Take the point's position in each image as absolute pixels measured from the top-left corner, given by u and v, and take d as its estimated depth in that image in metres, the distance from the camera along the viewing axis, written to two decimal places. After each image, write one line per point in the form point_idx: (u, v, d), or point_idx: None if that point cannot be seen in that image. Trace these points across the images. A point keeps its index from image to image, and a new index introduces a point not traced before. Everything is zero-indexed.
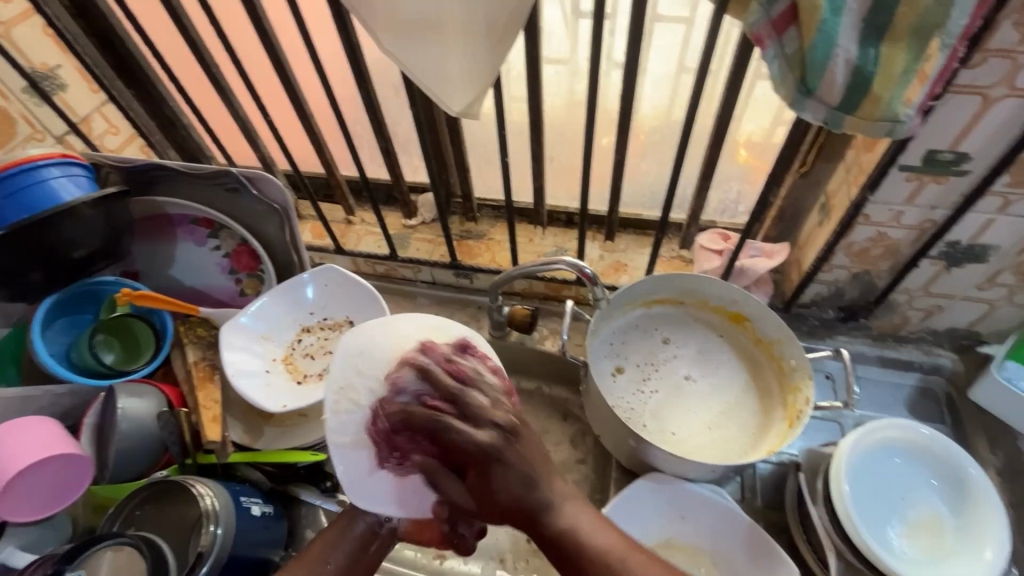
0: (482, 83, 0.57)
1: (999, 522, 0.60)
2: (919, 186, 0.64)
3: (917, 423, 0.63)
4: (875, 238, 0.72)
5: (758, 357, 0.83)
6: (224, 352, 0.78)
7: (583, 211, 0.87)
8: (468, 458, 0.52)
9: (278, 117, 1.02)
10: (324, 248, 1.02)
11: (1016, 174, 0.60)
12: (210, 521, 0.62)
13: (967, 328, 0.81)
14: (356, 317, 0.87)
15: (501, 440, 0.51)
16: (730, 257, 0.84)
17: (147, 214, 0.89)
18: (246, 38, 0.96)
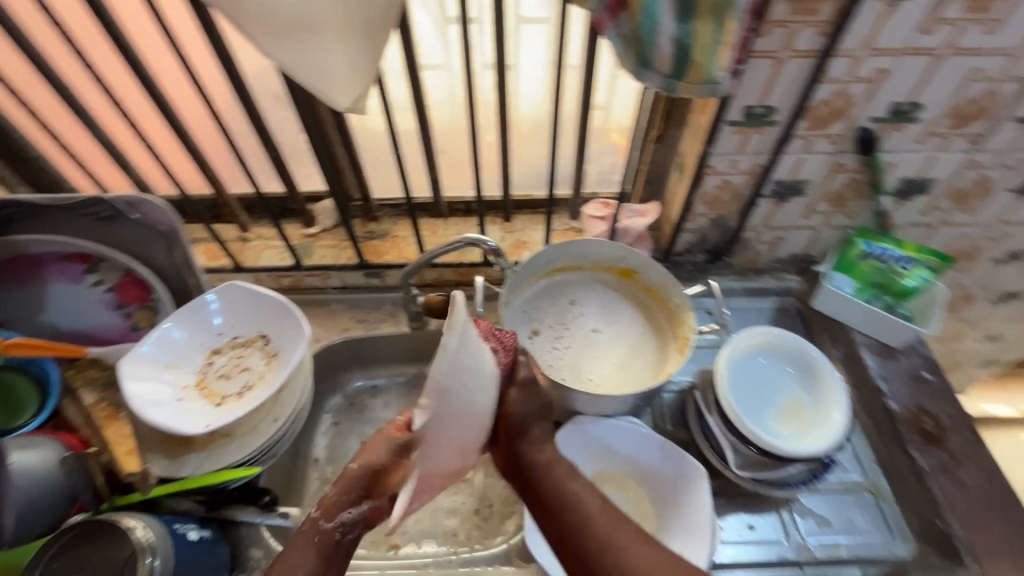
0: (366, 78, 0.61)
1: (843, 391, 0.74)
2: (744, 137, 0.78)
3: (767, 327, 0.76)
4: (721, 185, 0.86)
5: (650, 303, 0.94)
6: (125, 384, 0.74)
7: (480, 197, 0.94)
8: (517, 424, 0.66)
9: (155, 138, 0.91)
10: (222, 268, 0.99)
11: (810, 119, 0.76)
12: (146, 553, 0.59)
13: (803, 252, 0.99)
14: (268, 330, 0.86)
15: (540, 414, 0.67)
16: (612, 220, 0.95)
17: (6, 256, 0.82)
18: (98, 46, 0.81)
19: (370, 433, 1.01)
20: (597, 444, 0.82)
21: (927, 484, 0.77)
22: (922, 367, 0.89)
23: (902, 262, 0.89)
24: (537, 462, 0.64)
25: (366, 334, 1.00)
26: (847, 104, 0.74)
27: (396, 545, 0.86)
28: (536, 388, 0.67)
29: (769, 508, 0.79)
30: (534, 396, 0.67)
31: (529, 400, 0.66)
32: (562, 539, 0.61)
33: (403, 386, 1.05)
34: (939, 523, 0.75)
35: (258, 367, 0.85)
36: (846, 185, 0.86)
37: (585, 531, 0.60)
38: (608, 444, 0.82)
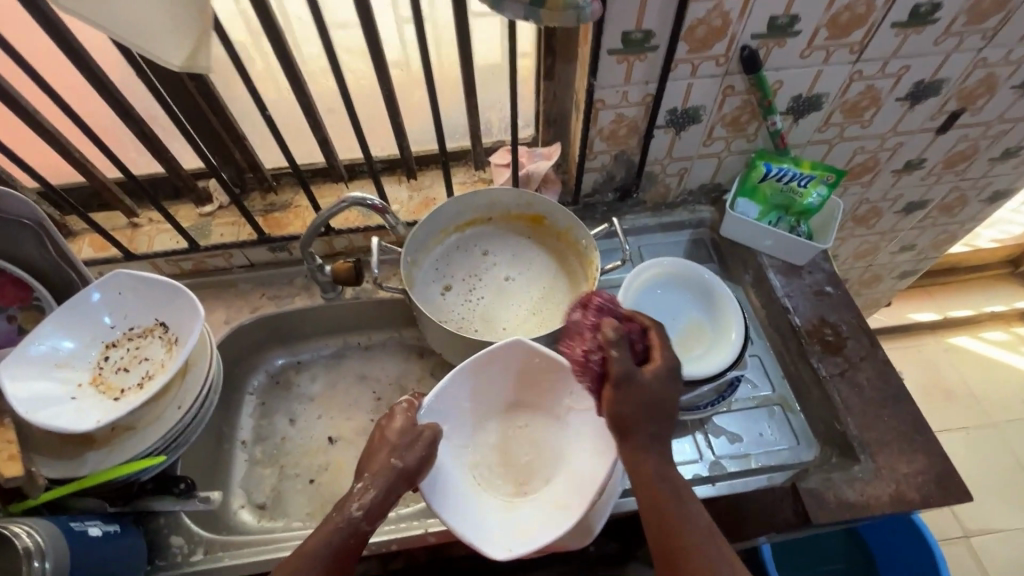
0: (198, 28, 0.56)
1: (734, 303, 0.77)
2: (629, 65, 0.76)
3: (656, 258, 0.77)
4: (617, 119, 0.84)
5: (561, 248, 0.93)
6: (6, 384, 0.70)
7: (371, 158, 0.88)
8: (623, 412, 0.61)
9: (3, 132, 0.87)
10: (111, 259, 0.93)
11: (690, 41, 0.74)
12: (35, 556, 0.55)
13: (711, 181, 1.00)
14: (164, 316, 0.82)
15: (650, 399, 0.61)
16: (515, 168, 0.93)
17: None
18: None
19: (298, 410, 0.99)
20: None
21: (827, 391, 0.80)
22: (825, 282, 0.91)
23: (799, 181, 0.90)
24: (644, 476, 0.61)
25: (280, 310, 0.97)
26: (725, 22, 0.72)
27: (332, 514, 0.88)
28: (636, 377, 0.61)
29: (684, 432, 0.81)
30: (639, 397, 0.61)
31: (634, 403, 0.61)
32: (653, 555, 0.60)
33: (329, 359, 1.04)
34: (838, 426, 0.78)
35: (158, 356, 0.81)
36: (740, 108, 0.86)
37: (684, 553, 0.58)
38: None
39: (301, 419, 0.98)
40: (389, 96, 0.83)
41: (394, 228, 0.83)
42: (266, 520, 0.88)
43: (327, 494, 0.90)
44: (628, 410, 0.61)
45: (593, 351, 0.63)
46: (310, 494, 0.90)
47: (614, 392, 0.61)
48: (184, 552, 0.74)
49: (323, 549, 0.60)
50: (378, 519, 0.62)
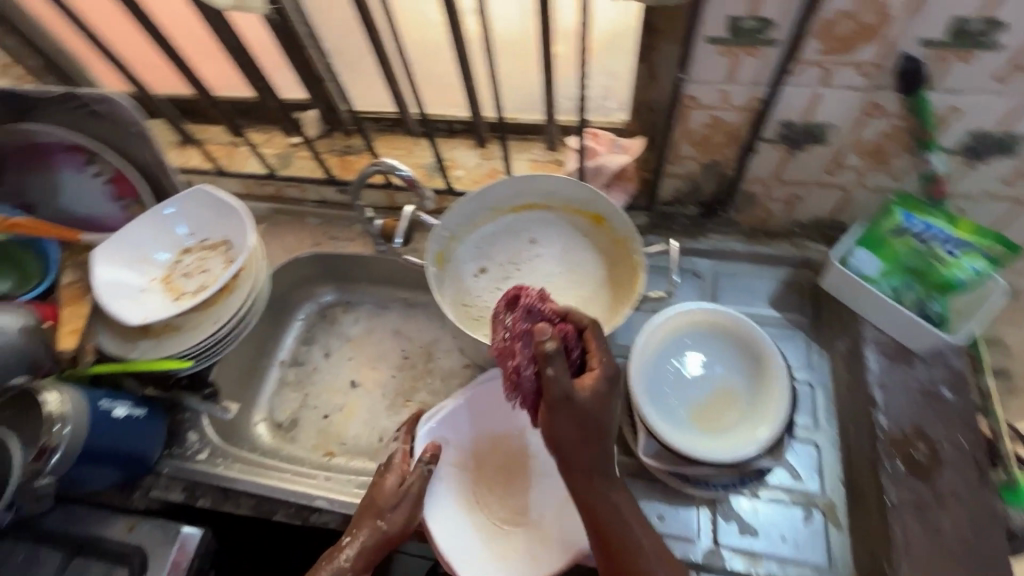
0: None
1: (785, 372, 0.61)
2: (734, 60, 0.60)
3: (690, 302, 0.63)
4: (712, 123, 0.69)
5: (617, 256, 0.82)
6: (95, 267, 0.83)
7: (423, 114, 0.86)
8: (561, 430, 0.57)
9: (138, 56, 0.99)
10: (207, 171, 1.02)
11: (825, 39, 0.56)
12: (58, 420, 0.66)
13: (830, 217, 0.80)
14: (231, 237, 0.89)
15: (592, 415, 0.56)
16: (587, 156, 0.83)
17: (21, 144, 0.92)
18: None
19: (334, 346, 1.04)
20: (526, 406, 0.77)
21: (888, 522, 0.63)
22: (943, 382, 0.70)
23: (947, 245, 0.67)
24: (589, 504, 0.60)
25: (336, 252, 1.01)
26: (881, 19, 0.53)
27: (331, 454, 0.93)
28: (574, 396, 0.55)
29: (689, 503, 0.69)
30: (574, 418, 0.56)
31: (571, 422, 0.56)
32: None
33: (374, 306, 1.07)
34: (885, 567, 0.61)
35: (216, 270, 0.89)
36: (886, 136, 0.65)
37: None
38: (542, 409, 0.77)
39: (334, 356, 1.03)
40: (461, 56, 0.77)
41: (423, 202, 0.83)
42: (279, 439, 0.95)
43: (334, 434, 0.95)
44: (564, 433, 0.57)
45: (525, 362, 0.57)
46: (321, 428, 0.96)
47: (551, 411, 0.55)
48: (194, 449, 0.83)
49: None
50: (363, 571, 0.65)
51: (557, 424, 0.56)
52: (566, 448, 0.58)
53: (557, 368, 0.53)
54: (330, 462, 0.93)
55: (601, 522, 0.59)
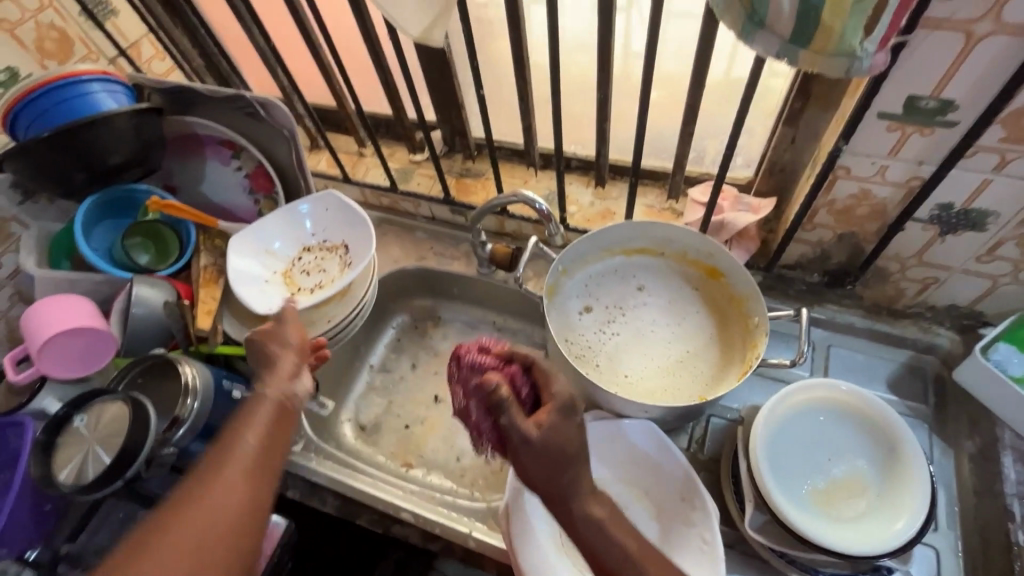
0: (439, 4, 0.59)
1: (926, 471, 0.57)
2: (902, 137, 0.59)
3: (829, 379, 0.60)
4: (859, 195, 0.68)
5: (729, 314, 0.81)
6: (229, 254, 0.88)
7: (558, 151, 0.83)
8: (531, 468, 0.50)
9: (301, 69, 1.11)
10: (333, 178, 1.09)
11: (1009, 128, 0.54)
12: (190, 395, 0.69)
13: (968, 306, 0.76)
14: (349, 241, 0.94)
15: (553, 439, 0.50)
16: (711, 210, 0.82)
17: (178, 133, 1.01)
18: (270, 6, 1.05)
19: (422, 358, 1.06)
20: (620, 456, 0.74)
21: None
22: None
23: None
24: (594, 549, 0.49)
25: (439, 268, 1.04)
26: None
27: (409, 465, 0.95)
28: (530, 431, 0.49)
29: None
30: (535, 453, 0.49)
31: (533, 459, 0.49)
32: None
33: (465, 325, 1.08)
34: None
35: (332, 270, 0.94)
36: None
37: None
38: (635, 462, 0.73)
39: (421, 368, 1.05)
40: (604, 100, 0.79)
41: (552, 236, 0.81)
42: (361, 442, 0.98)
43: (414, 446, 0.97)
44: (537, 481, 0.50)
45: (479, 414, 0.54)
46: (402, 438, 0.98)
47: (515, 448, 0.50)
48: (290, 439, 0.86)
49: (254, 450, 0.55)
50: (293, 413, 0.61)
51: (524, 464, 0.50)
52: (546, 488, 0.50)
53: (512, 408, 0.51)
54: (407, 473, 0.94)
55: (601, 551, 0.49)
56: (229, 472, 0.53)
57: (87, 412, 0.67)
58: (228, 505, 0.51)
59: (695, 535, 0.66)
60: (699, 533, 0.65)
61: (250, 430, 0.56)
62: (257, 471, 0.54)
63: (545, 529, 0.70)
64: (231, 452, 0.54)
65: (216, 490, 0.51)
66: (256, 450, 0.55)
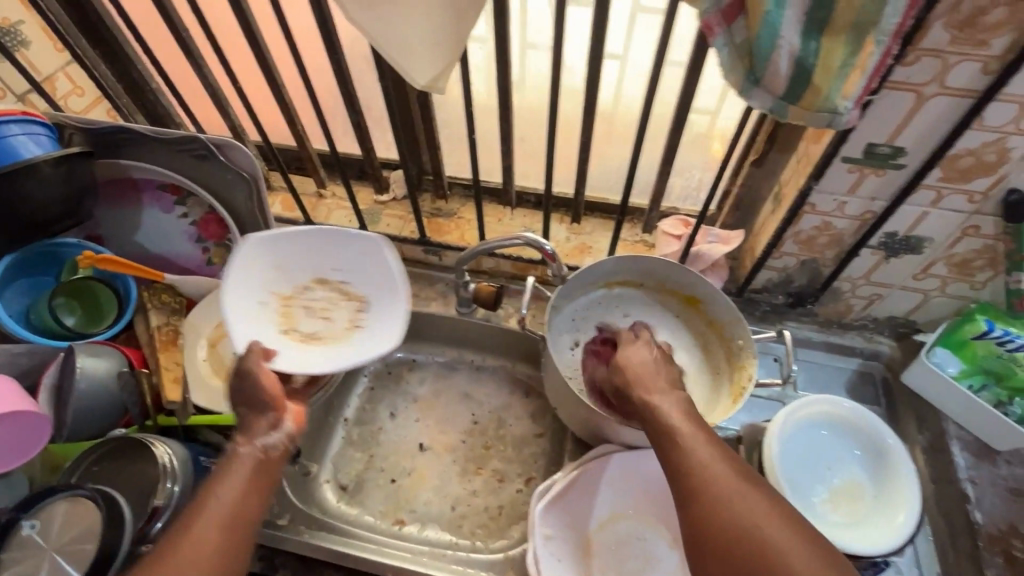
0: (448, 55, 0.58)
1: (911, 469, 0.64)
2: (860, 177, 0.68)
3: (829, 396, 0.66)
4: (821, 226, 0.76)
5: (711, 340, 0.85)
6: (241, 248, 0.72)
7: (547, 194, 0.85)
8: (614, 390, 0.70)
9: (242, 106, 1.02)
10: (293, 221, 1.02)
11: (947, 169, 0.64)
12: (169, 478, 0.61)
13: (904, 316, 0.87)
14: (375, 299, 0.76)
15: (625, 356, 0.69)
16: (687, 242, 0.88)
17: (111, 177, 0.90)
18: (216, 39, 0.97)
19: (400, 406, 1.00)
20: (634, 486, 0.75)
21: None
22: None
23: None
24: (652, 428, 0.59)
25: (415, 310, 1.01)
26: (1000, 159, 0.62)
27: (401, 522, 0.89)
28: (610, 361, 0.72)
29: None
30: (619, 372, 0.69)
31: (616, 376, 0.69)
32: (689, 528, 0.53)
33: (442, 367, 1.04)
34: None
35: (339, 324, 0.76)
36: (976, 252, 0.73)
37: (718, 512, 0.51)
38: (651, 491, 0.75)
39: (401, 415, 0.99)
40: (586, 142, 0.82)
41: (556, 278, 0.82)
42: (344, 503, 0.90)
43: (403, 500, 0.91)
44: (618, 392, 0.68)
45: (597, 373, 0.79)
46: (389, 494, 0.91)
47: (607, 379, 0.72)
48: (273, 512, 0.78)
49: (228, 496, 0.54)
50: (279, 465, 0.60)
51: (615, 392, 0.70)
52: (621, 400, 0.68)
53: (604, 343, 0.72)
54: (400, 531, 0.88)
55: (657, 426, 0.58)
56: (203, 525, 0.52)
57: (39, 516, 0.56)
58: (206, 557, 0.50)
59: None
60: None
61: (227, 483, 0.55)
62: (232, 524, 0.53)
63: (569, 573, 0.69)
64: (206, 505, 0.53)
65: (195, 544, 0.51)
66: (236, 502, 0.54)
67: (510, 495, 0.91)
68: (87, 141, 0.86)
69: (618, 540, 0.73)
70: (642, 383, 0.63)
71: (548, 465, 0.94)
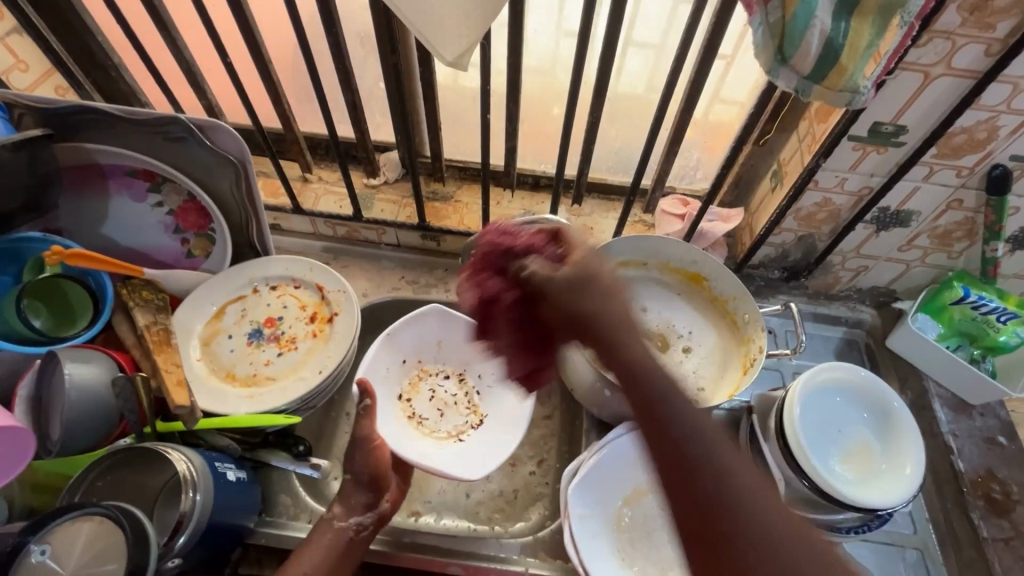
0: (479, 31, 0.55)
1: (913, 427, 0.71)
2: (863, 155, 0.71)
3: (844, 364, 0.73)
4: (821, 203, 0.80)
5: (715, 315, 0.88)
6: (432, 307, 0.85)
7: (559, 174, 0.86)
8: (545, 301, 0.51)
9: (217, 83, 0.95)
10: (280, 208, 0.96)
11: (943, 147, 0.69)
12: (188, 487, 0.58)
13: (886, 286, 0.93)
14: (492, 419, 0.83)
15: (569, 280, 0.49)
16: (692, 221, 0.89)
17: (72, 163, 0.79)
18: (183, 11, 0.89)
19: None
20: None
21: (985, 554, 0.75)
22: (997, 431, 0.84)
23: (1000, 316, 0.80)
24: (628, 381, 0.44)
25: (416, 297, 0.97)
26: (990, 136, 0.67)
27: (417, 514, 0.87)
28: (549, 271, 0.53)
29: None
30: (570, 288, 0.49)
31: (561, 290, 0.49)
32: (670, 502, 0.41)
33: None
34: None
35: (445, 426, 0.82)
36: (957, 224, 0.79)
37: (712, 483, 0.40)
38: None
39: None
40: (594, 122, 0.82)
41: None
42: None
43: (415, 493, 0.88)
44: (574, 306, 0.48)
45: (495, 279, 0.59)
46: None
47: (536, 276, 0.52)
48: (289, 514, 0.76)
49: (319, 568, 0.67)
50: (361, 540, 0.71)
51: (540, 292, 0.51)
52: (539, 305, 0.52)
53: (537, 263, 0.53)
54: (416, 522, 0.86)
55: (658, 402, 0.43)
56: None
57: (49, 540, 0.51)
58: None
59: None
60: None
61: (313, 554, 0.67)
62: None
63: (605, 550, 0.71)
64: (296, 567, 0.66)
65: None
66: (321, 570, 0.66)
67: (524, 478, 0.90)
68: (42, 122, 0.75)
69: (646, 514, 0.75)
70: (618, 335, 0.46)
71: (560, 447, 0.92)
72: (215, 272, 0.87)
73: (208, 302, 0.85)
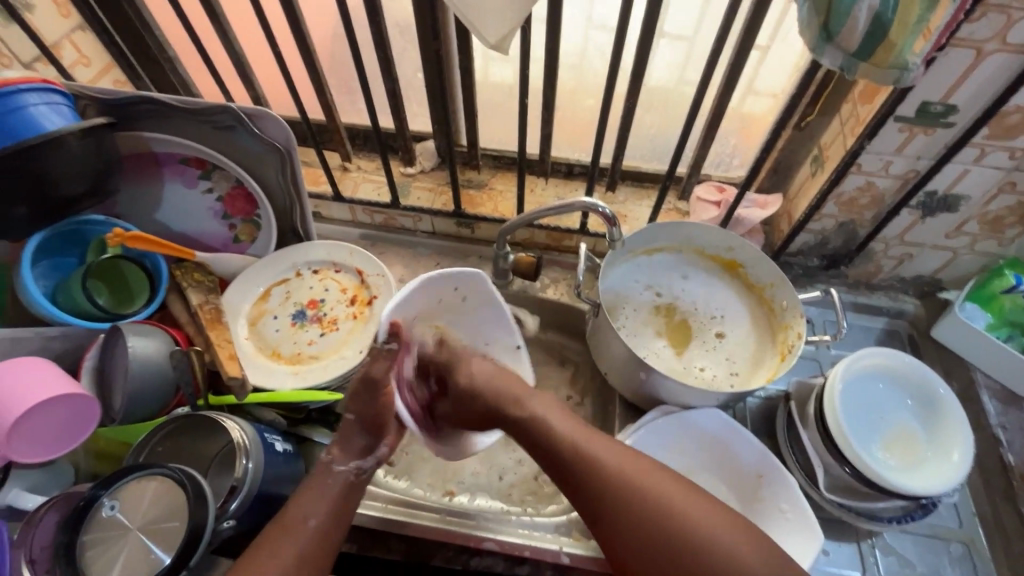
0: (522, 12, 0.56)
1: (958, 412, 0.70)
2: (909, 137, 0.70)
3: (888, 349, 0.71)
4: (863, 187, 0.78)
5: (751, 303, 0.88)
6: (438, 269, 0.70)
7: (594, 163, 0.88)
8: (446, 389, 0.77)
9: (263, 75, 0.98)
10: (321, 195, 1.00)
11: (995, 127, 0.67)
12: (242, 454, 0.62)
13: (931, 275, 0.90)
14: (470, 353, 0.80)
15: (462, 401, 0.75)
16: (728, 207, 0.89)
17: (130, 150, 0.83)
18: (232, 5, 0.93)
19: None
20: (693, 447, 0.77)
21: None
22: None
23: None
24: (538, 439, 0.64)
25: None
26: None
27: (451, 493, 0.88)
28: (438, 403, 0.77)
29: (848, 537, 0.75)
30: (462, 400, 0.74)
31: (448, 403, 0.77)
32: (617, 544, 0.57)
33: None
34: None
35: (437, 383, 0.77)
36: (1009, 209, 0.76)
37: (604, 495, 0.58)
38: (708, 451, 0.77)
39: None
40: (631, 108, 0.82)
41: (614, 243, 0.79)
42: (391, 477, 0.89)
43: (449, 473, 0.90)
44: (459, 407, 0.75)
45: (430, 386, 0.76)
46: (434, 467, 0.90)
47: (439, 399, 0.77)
48: None
49: (320, 513, 0.61)
50: (358, 481, 0.65)
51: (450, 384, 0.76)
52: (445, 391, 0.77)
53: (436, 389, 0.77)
54: (450, 502, 0.88)
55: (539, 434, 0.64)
56: (294, 517, 0.59)
57: (119, 496, 0.56)
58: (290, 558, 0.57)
59: (772, 506, 0.72)
60: (782, 504, 0.72)
61: (309, 496, 0.62)
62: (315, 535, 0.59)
63: None
64: (291, 512, 0.60)
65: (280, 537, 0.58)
66: (321, 515, 0.61)
67: None
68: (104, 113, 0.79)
69: None
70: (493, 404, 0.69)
71: None
72: (261, 256, 0.91)
73: (255, 284, 0.90)
